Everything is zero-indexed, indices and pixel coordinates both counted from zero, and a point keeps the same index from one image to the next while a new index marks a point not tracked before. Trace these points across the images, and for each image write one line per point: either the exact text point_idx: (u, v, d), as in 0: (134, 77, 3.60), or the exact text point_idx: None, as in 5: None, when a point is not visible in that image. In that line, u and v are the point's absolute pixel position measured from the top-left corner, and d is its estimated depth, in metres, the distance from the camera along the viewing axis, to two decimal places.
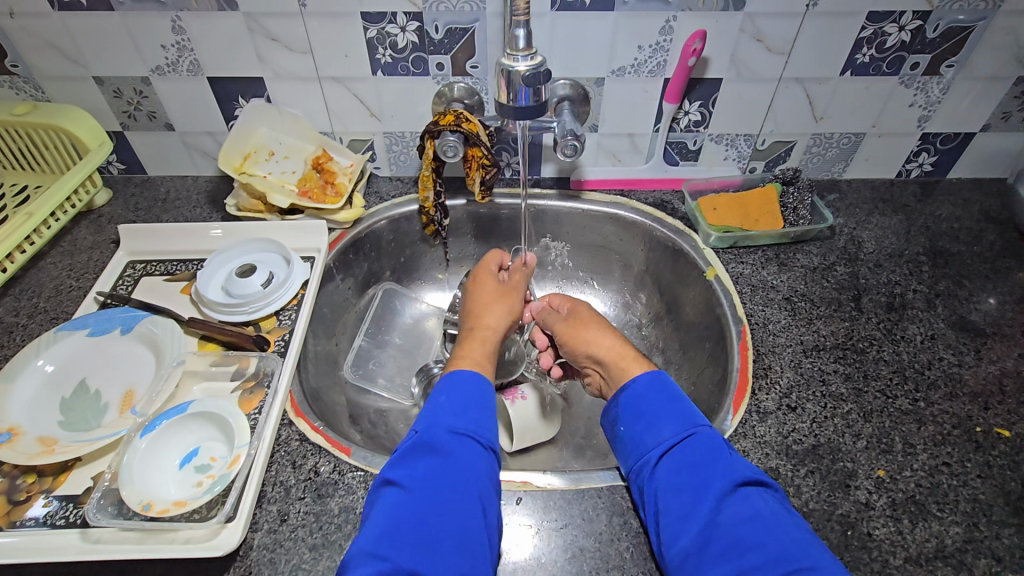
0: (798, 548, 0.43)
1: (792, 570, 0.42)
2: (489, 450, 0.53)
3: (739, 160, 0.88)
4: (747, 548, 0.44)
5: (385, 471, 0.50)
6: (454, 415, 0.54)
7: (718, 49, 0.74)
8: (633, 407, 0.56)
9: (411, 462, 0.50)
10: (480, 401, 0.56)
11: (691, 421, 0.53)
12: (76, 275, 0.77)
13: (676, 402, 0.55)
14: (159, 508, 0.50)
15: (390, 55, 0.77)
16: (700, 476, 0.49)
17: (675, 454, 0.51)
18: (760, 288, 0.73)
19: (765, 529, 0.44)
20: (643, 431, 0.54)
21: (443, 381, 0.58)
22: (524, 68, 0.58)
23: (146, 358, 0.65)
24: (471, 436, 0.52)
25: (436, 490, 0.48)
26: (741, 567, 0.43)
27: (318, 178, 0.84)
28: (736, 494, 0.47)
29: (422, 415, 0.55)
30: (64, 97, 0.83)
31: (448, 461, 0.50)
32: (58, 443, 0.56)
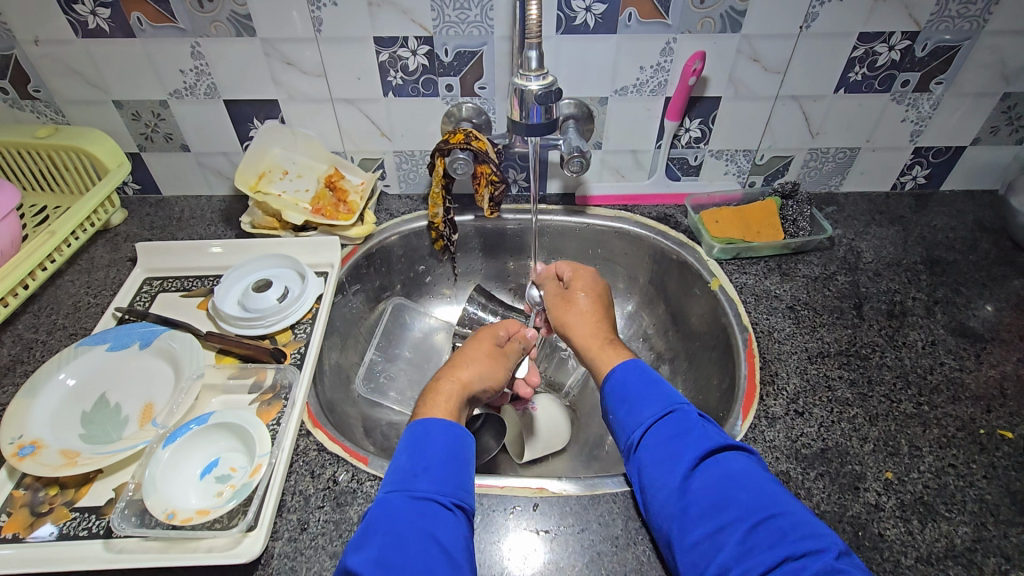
0: (765, 500, 0.47)
1: (758, 521, 0.45)
2: (457, 507, 0.51)
3: (739, 175, 0.91)
4: (722, 506, 0.47)
5: (343, 558, 0.46)
6: (414, 480, 0.52)
7: (716, 69, 0.77)
8: (616, 391, 0.59)
9: (367, 543, 0.46)
10: (446, 458, 0.54)
11: (670, 399, 0.57)
12: (94, 292, 0.78)
13: (655, 382, 0.59)
14: (182, 517, 0.51)
15: (401, 77, 0.80)
16: (677, 447, 0.52)
17: (655, 431, 0.54)
18: (764, 298, 0.75)
19: (735, 486, 0.48)
20: (627, 412, 0.57)
21: (402, 445, 0.56)
22: (536, 88, 0.61)
23: (164, 372, 0.66)
24: (434, 498, 0.50)
25: (396, 569, 0.45)
26: (718, 523, 0.46)
27: (331, 196, 0.85)
28: (708, 460, 0.51)
29: (385, 480, 0.53)
30: (83, 120, 0.85)
31: (405, 535, 0.47)
32: (80, 456, 0.57)
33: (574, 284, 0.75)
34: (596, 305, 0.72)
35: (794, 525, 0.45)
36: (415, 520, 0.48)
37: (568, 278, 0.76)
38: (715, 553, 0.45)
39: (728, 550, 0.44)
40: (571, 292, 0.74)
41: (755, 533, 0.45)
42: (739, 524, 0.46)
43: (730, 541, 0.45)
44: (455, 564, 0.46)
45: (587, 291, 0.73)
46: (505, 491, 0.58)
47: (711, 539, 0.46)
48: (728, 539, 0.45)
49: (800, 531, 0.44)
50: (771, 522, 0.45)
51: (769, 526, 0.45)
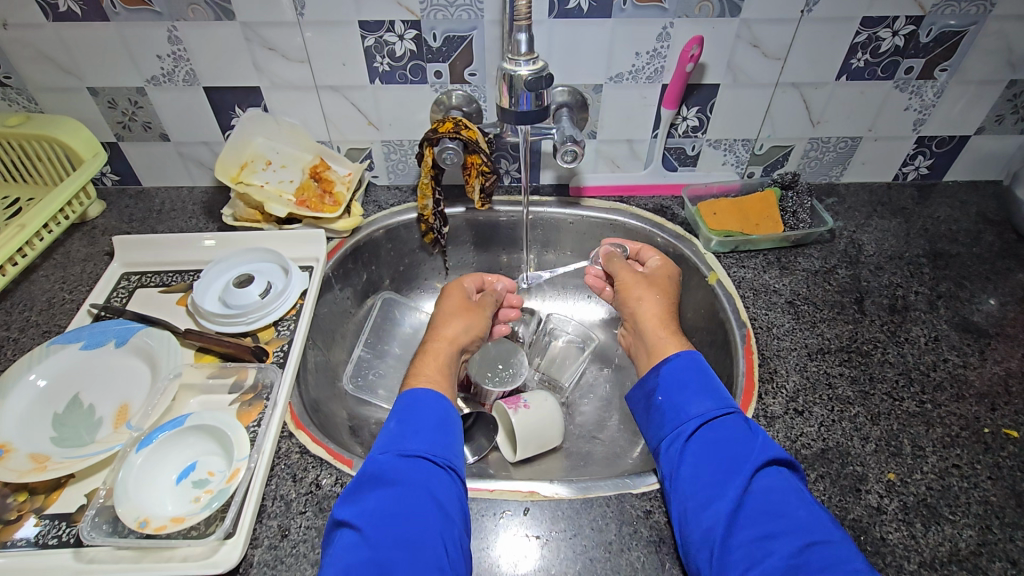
0: (823, 523, 0.46)
1: (814, 540, 0.44)
2: (450, 468, 0.52)
3: (737, 166, 0.88)
4: (776, 517, 0.46)
5: (336, 512, 0.48)
6: (405, 440, 0.53)
7: (715, 55, 0.75)
8: (675, 377, 0.58)
9: (360, 497, 0.48)
10: (435, 422, 0.55)
11: (728, 399, 0.56)
12: (69, 288, 0.75)
13: (715, 379, 0.57)
14: (156, 525, 0.49)
15: (388, 63, 0.77)
16: (736, 449, 0.51)
17: (712, 426, 0.53)
18: (762, 292, 0.73)
19: (792, 502, 0.47)
20: (683, 400, 0.56)
21: (393, 411, 0.56)
22: (526, 73, 0.58)
23: (141, 371, 0.63)
24: (425, 456, 0.51)
25: (388, 520, 0.47)
26: (769, 534, 0.45)
27: (316, 187, 0.83)
28: (767, 470, 0.50)
29: (377, 442, 0.53)
30: (57, 108, 0.82)
31: (400, 488, 0.49)
32: (50, 460, 0.54)
33: (656, 270, 0.72)
34: (670, 294, 0.69)
35: (850, 555, 0.44)
36: (408, 473, 0.50)
37: (653, 263, 0.73)
38: (761, 562, 0.44)
39: (777, 561, 0.44)
40: (656, 277, 0.70)
41: (808, 552, 0.44)
42: (792, 539, 0.45)
43: (781, 553, 0.44)
44: (448, 518, 0.47)
45: (667, 279, 0.70)
46: (495, 495, 0.55)
47: (760, 548, 0.45)
48: (778, 551, 0.44)
49: (858, 562, 0.43)
50: (829, 546, 0.44)
51: (826, 549, 0.44)
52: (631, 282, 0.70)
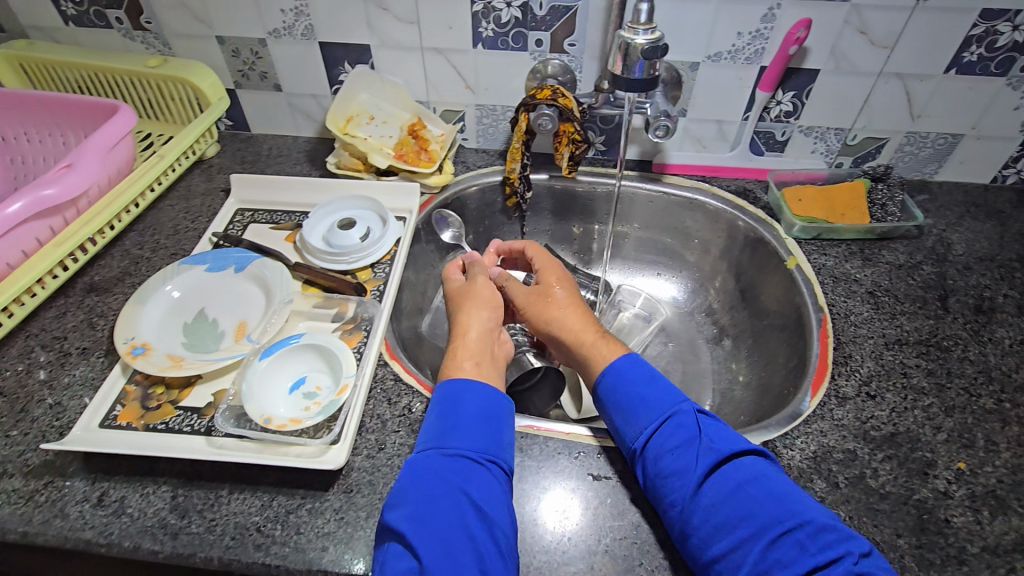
0: (784, 508, 0.47)
1: (777, 533, 0.46)
2: (492, 464, 0.53)
3: (826, 155, 0.88)
4: (738, 519, 0.47)
5: (383, 516, 0.48)
6: (448, 437, 0.54)
7: (820, 40, 0.74)
8: (614, 398, 0.58)
9: (403, 501, 0.49)
10: (477, 415, 0.55)
11: (669, 407, 0.56)
12: (192, 218, 0.84)
13: (654, 384, 0.58)
14: (277, 423, 0.56)
15: (493, 29, 0.80)
16: (684, 460, 0.52)
17: (658, 441, 0.54)
18: (843, 280, 0.74)
19: (749, 496, 0.48)
20: (625, 421, 0.57)
21: (435, 403, 0.57)
22: (644, 42, 0.59)
23: (256, 295, 0.71)
24: (470, 455, 0.52)
25: (431, 524, 0.47)
26: (736, 536, 0.46)
27: (414, 144, 0.88)
28: (719, 472, 0.50)
29: (421, 436, 0.55)
30: (188, 53, 0.90)
31: (439, 487, 0.49)
32: (184, 360, 0.62)
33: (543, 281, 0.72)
34: (570, 292, 0.70)
35: (814, 534, 0.45)
36: (451, 475, 0.51)
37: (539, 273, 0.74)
38: (735, 567, 0.45)
39: (746, 566, 0.45)
40: (544, 288, 0.71)
41: (777, 546, 0.45)
42: (756, 538, 0.46)
43: (748, 557, 0.45)
44: (487, 520, 0.48)
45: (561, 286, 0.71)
46: (571, 437, 0.60)
47: (732, 553, 0.46)
48: (746, 554, 0.45)
49: (822, 539, 0.45)
50: (792, 533, 0.45)
51: (788, 539, 0.45)
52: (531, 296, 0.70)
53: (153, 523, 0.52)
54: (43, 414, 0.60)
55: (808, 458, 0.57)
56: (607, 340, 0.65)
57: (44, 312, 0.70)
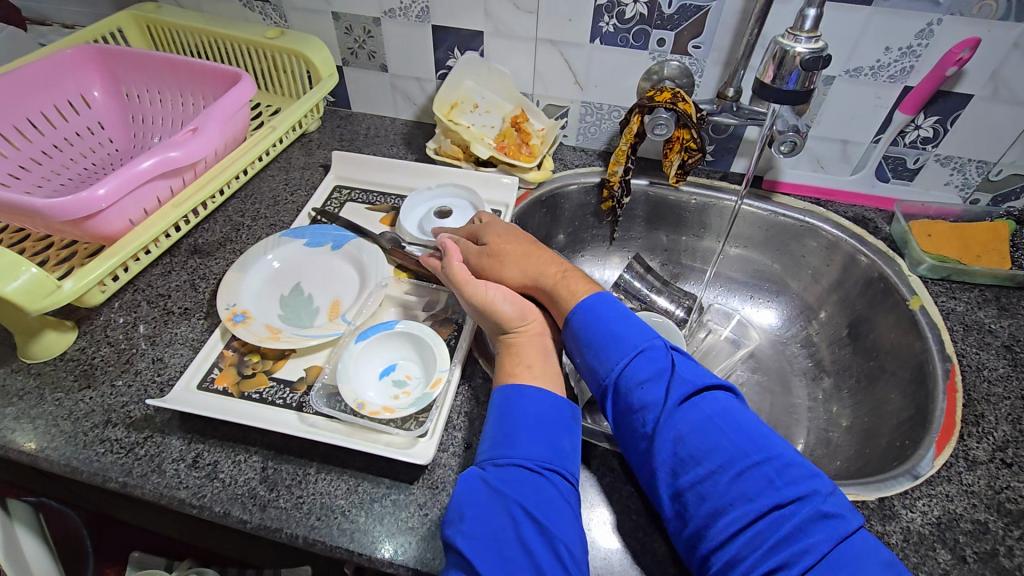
0: (753, 444, 0.47)
1: (744, 468, 0.45)
2: (565, 487, 0.49)
3: (962, 188, 0.80)
4: (704, 452, 0.47)
5: (444, 532, 0.45)
6: (504, 445, 0.50)
7: (981, 63, 0.67)
8: (581, 334, 0.56)
9: (463, 514, 0.46)
10: (533, 421, 0.51)
11: (632, 341, 0.54)
12: (291, 190, 0.85)
13: (625, 320, 0.56)
14: (370, 409, 0.55)
15: (614, 24, 0.77)
16: (650, 392, 0.51)
17: (627, 376, 0.52)
18: (975, 329, 0.67)
19: (718, 430, 0.48)
20: (595, 356, 0.55)
21: (493, 409, 0.54)
22: (805, 51, 0.55)
23: (351, 276, 0.70)
24: (542, 473, 0.48)
25: (488, 543, 0.44)
26: (706, 470, 0.46)
27: (516, 136, 0.85)
28: (688, 404, 0.50)
29: (480, 445, 0.52)
30: (303, 27, 0.90)
31: (497, 503, 0.46)
32: (281, 332, 0.63)
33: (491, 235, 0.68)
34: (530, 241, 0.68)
35: (781, 470, 0.45)
36: (523, 495, 0.47)
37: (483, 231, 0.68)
38: (705, 500, 0.45)
39: (711, 500, 0.45)
40: (497, 244, 0.67)
41: (742, 479, 0.45)
42: (724, 472, 0.45)
43: (715, 490, 0.45)
44: (550, 539, 0.45)
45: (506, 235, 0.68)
46: None
47: (698, 486, 0.46)
48: (711, 490, 0.45)
49: (788, 474, 0.45)
50: (758, 468, 0.45)
51: (754, 473, 0.45)
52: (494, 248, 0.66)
53: (243, 492, 0.52)
54: (146, 368, 0.62)
55: (931, 523, 0.51)
56: (577, 277, 0.63)
57: (152, 268, 0.72)
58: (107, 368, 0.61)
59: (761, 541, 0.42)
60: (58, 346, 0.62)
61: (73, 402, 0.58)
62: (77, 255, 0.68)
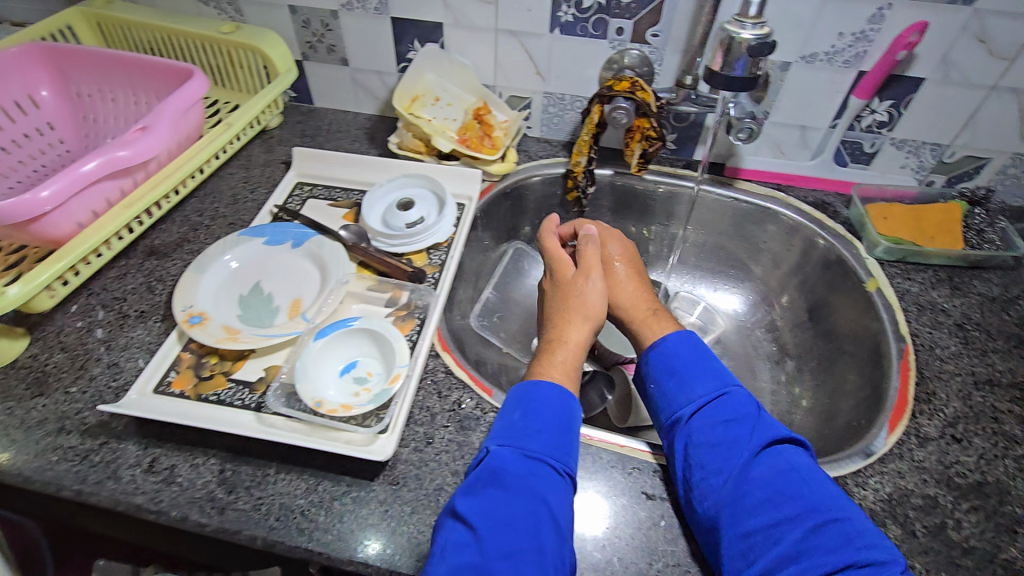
0: (831, 502, 0.48)
1: (822, 522, 0.46)
2: (568, 477, 0.52)
3: (917, 170, 0.81)
4: (785, 500, 0.48)
5: (453, 501, 0.48)
6: (528, 439, 0.53)
7: (931, 46, 0.68)
8: (663, 364, 0.60)
9: (479, 491, 0.49)
10: (559, 423, 0.54)
11: (718, 385, 0.57)
12: (251, 188, 0.83)
13: (707, 361, 0.60)
14: (328, 407, 0.55)
15: (572, 14, 0.76)
16: (734, 433, 0.53)
17: (707, 412, 0.55)
18: (928, 309, 0.68)
19: (798, 481, 0.49)
20: (676, 389, 0.58)
21: (512, 401, 0.56)
22: (750, 38, 0.55)
23: (312, 273, 0.70)
24: (551, 463, 0.51)
25: (505, 529, 0.47)
26: (777, 517, 0.47)
27: (478, 129, 0.85)
28: (770, 451, 0.52)
29: (496, 432, 0.54)
30: (260, 22, 0.89)
31: (517, 493, 0.49)
32: (240, 333, 0.62)
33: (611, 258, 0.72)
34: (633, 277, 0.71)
35: (854, 530, 0.46)
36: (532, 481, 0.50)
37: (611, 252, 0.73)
38: (770, 545, 0.46)
39: (783, 545, 0.45)
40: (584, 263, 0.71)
41: (818, 533, 0.46)
42: (799, 521, 0.46)
43: (787, 537, 0.46)
44: (560, 533, 0.48)
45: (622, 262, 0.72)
46: (625, 452, 0.56)
47: (769, 530, 0.46)
48: (785, 535, 0.46)
49: (864, 537, 0.45)
50: (836, 524, 0.46)
51: (832, 529, 0.46)
52: (592, 266, 0.68)
53: (201, 495, 0.52)
54: (101, 373, 0.60)
55: (882, 500, 0.52)
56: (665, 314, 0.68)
57: (106, 272, 0.70)
58: (60, 375, 0.60)
59: None
60: (8, 353, 0.61)
61: (25, 410, 0.57)
62: (27, 260, 0.66)
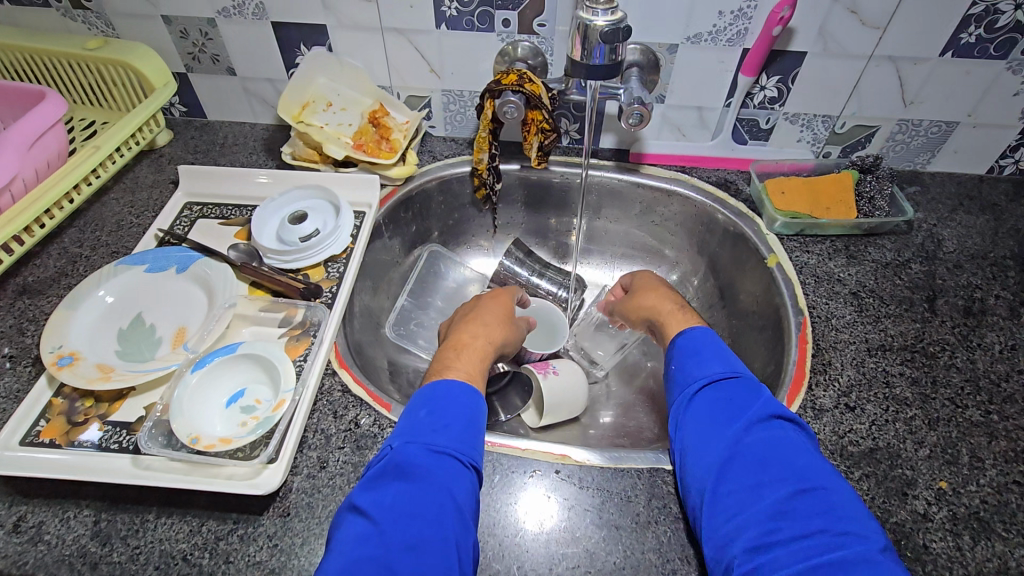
0: (816, 472, 0.44)
1: (805, 487, 0.43)
2: (472, 468, 0.49)
3: (813, 143, 0.83)
4: (768, 465, 0.45)
5: (352, 497, 0.45)
6: (435, 434, 0.49)
7: (807, 19, 0.69)
8: (688, 346, 0.57)
9: (381, 486, 0.46)
10: (465, 419, 0.52)
11: (736, 364, 0.54)
12: (137, 213, 0.78)
13: (728, 348, 0.56)
14: (205, 443, 0.52)
15: (456, 8, 0.74)
16: (739, 404, 0.50)
17: (717, 386, 0.52)
18: (825, 280, 0.69)
19: (790, 452, 0.45)
20: (693, 364, 0.55)
21: (417, 401, 0.53)
22: (602, 23, 0.57)
23: (199, 299, 0.66)
24: (452, 454, 0.49)
25: (407, 522, 0.43)
26: (760, 480, 0.44)
27: (374, 132, 0.82)
28: (772, 423, 0.48)
29: (399, 430, 0.51)
30: (133, 34, 0.83)
31: (422, 485, 0.46)
32: (114, 371, 0.57)
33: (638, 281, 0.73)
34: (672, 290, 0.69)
35: (839, 502, 0.42)
36: (431, 473, 0.47)
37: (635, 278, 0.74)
38: (748, 507, 0.43)
39: (765, 504, 0.42)
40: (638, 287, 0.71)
41: (797, 498, 0.42)
42: (784, 483, 0.43)
43: (767, 500, 0.43)
44: (464, 523, 0.45)
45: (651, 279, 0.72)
46: (527, 454, 0.56)
47: (749, 493, 0.44)
48: (765, 497, 0.43)
49: (847, 510, 0.41)
50: (818, 492, 0.42)
51: (813, 496, 0.42)
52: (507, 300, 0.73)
53: (72, 552, 0.48)
54: None
55: None
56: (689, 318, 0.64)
57: None
58: None
59: (802, 558, 0.39)
60: None
61: None
62: None
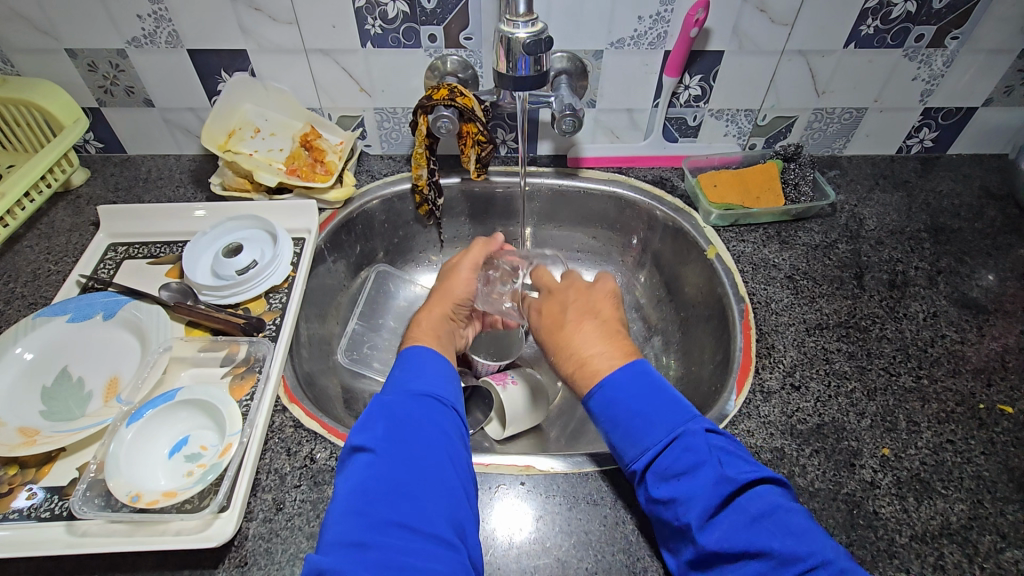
0: (796, 538, 0.42)
1: (792, 563, 0.41)
2: (454, 410, 0.54)
3: (739, 137, 0.86)
4: (750, 547, 0.42)
5: (351, 437, 0.49)
6: (414, 382, 0.54)
7: (721, 20, 0.72)
8: (609, 408, 0.53)
9: (373, 424, 0.50)
10: (440, 372, 0.56)
11: (671, 418, 0.50)
12: (55, 259, 0.74)
13: (654, 395, 0.52)
14: (147, 499, 0.48)
15: (380, 26, 0.73)
16: (691, 478, 0.46)
17: (660, 458, 0.49)
18: (762, 267, 0.72)
19: (762, 522, 0.43)
20: (625, 436, 0.51)
21: (401, 359, 0.58)
22: (525, 35, 0.58)
23: (130, 346, 0.62)
24: (434, 400, 0.53)
25: (401, 450, 0.47)
26: (747, 567, 0.42)
27: (307, 156, 0.80)
28: (728, 491, 0.45)
29: (387, 385, 0.55)
30: (35, 70, 0.78)
31: (412, 423, 0.50)
32: (40, 434, 0.53)
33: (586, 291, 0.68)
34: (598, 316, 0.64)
35: (831, 566, 0.40)
36: (417, 410, 0.51)
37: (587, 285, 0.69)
38: None
39: None
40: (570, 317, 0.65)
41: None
42: (771, 569, 0.41)
43: None
44: (453, 445, 0.49)
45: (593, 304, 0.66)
46: (491, 469, 0.55)
47: None
48: None
49: (839, 569, 0.40)
50: (808, 563, 0.41)
51: (804, 570, 0.40)
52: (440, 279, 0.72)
53: None
54: None
55: None
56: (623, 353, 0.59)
57: None
58: None
59: None
60: None
61: None
62: None
